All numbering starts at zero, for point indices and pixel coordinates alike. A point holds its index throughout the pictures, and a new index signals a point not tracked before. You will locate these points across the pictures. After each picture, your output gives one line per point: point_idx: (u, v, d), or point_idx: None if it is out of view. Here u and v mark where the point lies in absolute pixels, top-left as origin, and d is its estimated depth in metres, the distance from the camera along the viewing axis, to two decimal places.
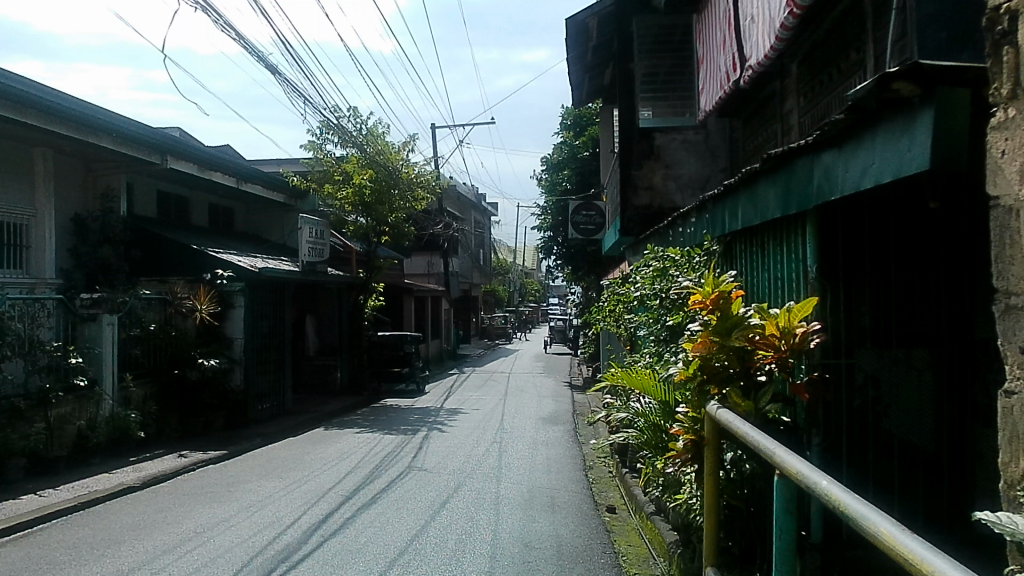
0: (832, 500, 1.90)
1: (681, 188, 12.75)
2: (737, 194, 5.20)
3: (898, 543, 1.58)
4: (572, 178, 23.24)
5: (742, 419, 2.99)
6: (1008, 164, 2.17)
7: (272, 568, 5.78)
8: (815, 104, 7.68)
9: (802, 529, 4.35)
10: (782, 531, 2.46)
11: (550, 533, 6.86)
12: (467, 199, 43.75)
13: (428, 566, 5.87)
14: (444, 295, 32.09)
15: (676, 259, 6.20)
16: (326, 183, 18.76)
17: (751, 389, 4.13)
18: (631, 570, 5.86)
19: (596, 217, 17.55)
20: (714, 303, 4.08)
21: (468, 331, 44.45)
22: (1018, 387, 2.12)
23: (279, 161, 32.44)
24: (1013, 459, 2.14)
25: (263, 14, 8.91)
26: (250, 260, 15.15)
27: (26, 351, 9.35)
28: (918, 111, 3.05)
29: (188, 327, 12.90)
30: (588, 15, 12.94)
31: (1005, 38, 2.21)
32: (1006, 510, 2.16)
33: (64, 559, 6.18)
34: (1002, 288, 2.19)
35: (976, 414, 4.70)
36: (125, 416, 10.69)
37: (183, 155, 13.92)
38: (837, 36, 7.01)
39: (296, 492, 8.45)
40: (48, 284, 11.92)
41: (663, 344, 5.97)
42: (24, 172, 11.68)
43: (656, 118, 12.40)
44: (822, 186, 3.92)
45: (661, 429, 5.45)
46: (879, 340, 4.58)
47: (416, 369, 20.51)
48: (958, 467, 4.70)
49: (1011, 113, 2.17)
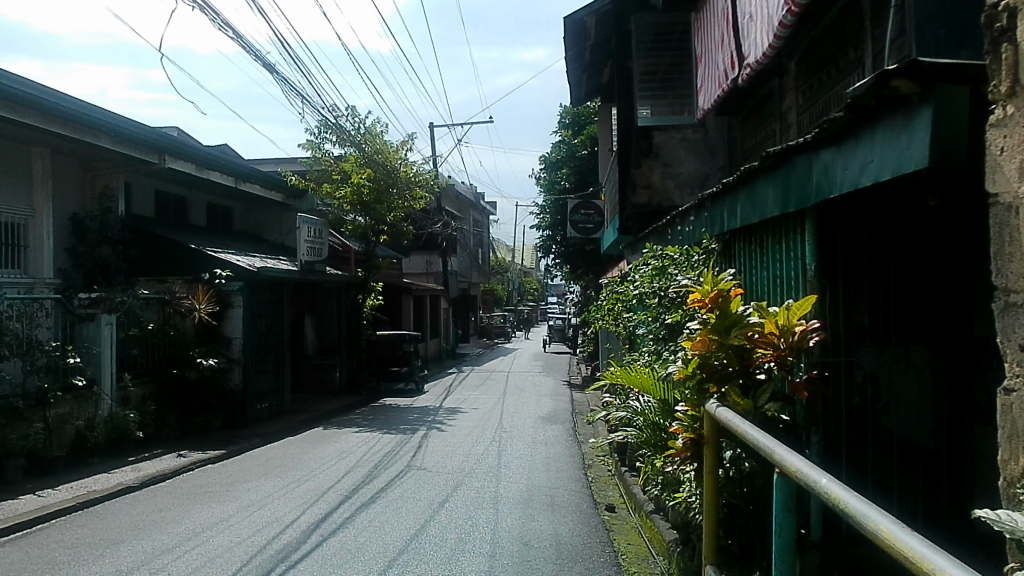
0: (832, 498, 1.90)
1: (679, 186, 12.74)
2: (736, 192, 5.20)
3: (898, 541, 1.58)
4: (571, 177, 23.24)
5: (741, 417, 2.99)
6: (1008, 161, 2.17)
7: (271, 568, 5.77)
8: (814, 102, 7.67)
9: (802, 527, 4.32)
10: (782, 528, 2.46)
11: (550, 532, 6.85)
12: (466, 198, 43.81)
13: (427, 565, 5.85)
14: (443, 295, 32.09)
15: (676, 258, 6.22)
16: (325, 182, 18.75)
17: (751, 387, 4.12)
18: (630, 569, 5.86)
19: (594, 216, 17.55)
20: (713, 301, 4.08)
21: (467, 331, 44.41)
22: (1018, 385, 2.12)
23: (277, 161, 32.43)
24: (1012, 458, 2.14)
25: (260, 12, 8.93)
26: (248, 259, 15.11)
27: (24, 350, 9.34)
28: (917, 109, 3.05)
29: (186, 327, 12.88)
30: (586, 14, 12.97)
31: (1004, 35, 2.20)
32: (1005, 507, 2.16)
33: (63, 559, 6.17)
34: (1001, 286, 2.18)
35: (975, 412, 4.73)
36: (124, 416, 10.67)
37: (181, 155, 13.90)
38: (836, 33, 7.01)
39: (295, 492, 8.45)
40: (47, 284, 11.91)
41: (662, 342, 5.97)
42: (22, 172, 11.67)
43: (654, 117, 12.44)
44: (820, 184, 3.92)
45: (660, 428, 5.43)
46: (878, 338, 4.57)
47: (415, 368, 20.50)
48: (958, 465, 4.70)
49: (1010, 111, 2.16)
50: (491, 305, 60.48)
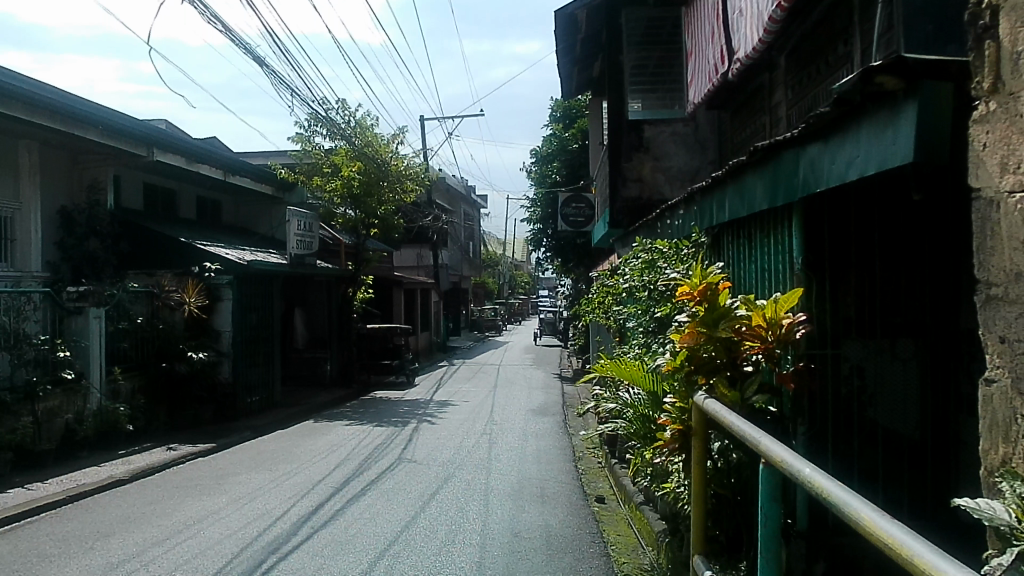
0: (815, 487, 1.94)
1: (670, 180, 12.78)
2: (725, 185, 5.22)
3: (878, 528, 1.62)
4: (561, 170, 23.33)
5: (729, 408, 3.02)
6: (990, 156, 2.21)
7: (254, 567, 5.62)
8: (802, 96, 7.72)
9: (789, 517, 4.34)
10: (768, 517, 2.48)
11: (540, 524, 6.90)
12: (457, 192, 44.08)
13: (416, 558, 5.87)
14: (434, 288, 32.18)
15: (665, 251, 6.23)
16: (315, 175, 18.58)
17: (738, 379, 4.16)
18: (619, 560, 5.91)
19: (585, 209, 17.63)
20: (702, 295, 4.13)
21: (458, 324, 44.58)
22: (998, 375, 2.16)
23: (268, 155, 32.28)
24: (992, 447, 2.18)
25: (248, 4, 8.96)
26: (237, 253, 15.07)
27: (11, 344, 9.35)
28: (902, 104, 3.08)
29: (176, 321, 12.83)
30: (577, 7, 12.93)
31: (987, 32, 2.23)
32: (984, 495, 2.20)
33: (54, 551, 6.17)
34: (982, 279, 2.22)
35: (959, 403, 4.81)
36: (113, 409, 10.62)
37: (170, 148, 13.85)
38: (826, 28, 7.02)
39: (285, 484, 8.47)
40: (34, 277, 11.87)
41: (652, 335, 6.02)
42: (9, 165, 11.59)
43: (646, 110, 12.55)
44: (808, 179, 3.95)
45: (649, 420, 5.50)
46: (864, 330, 4.64)
47: (406, 361, 20.69)
48: (942, 455, 4.77)
49: (992, 107, 2.20)
50: (481, 299, 60.94)
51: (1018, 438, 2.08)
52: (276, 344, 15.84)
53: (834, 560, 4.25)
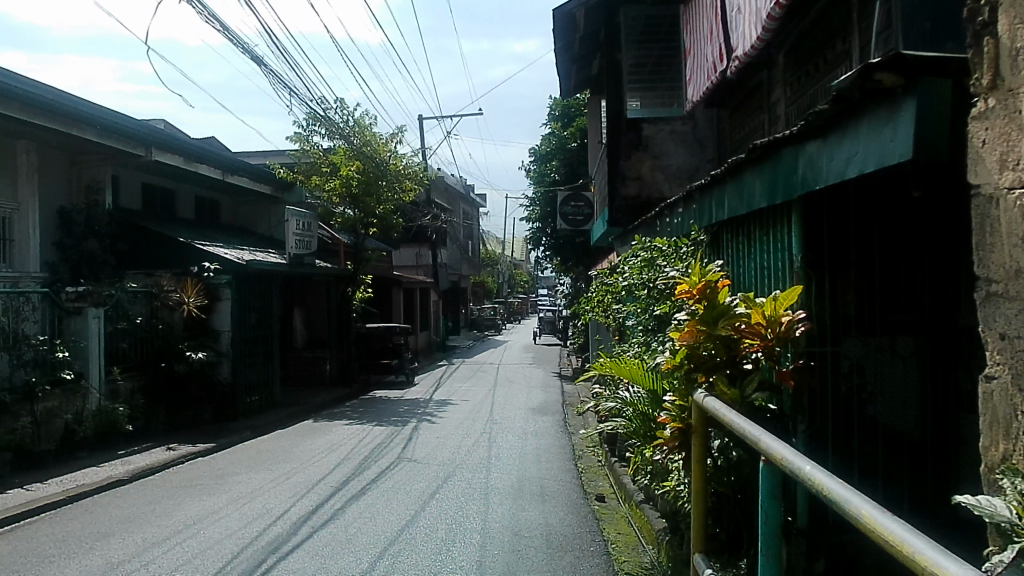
0: (815, 484, 1.94)
1: (669, 178, 12.78)
2: (723, 183, 5.22)
3: (878, 525, 1.62)
4: (560, 168, 23.32)
5: (728, 406, 3.01)
6: (989, 152, 2.20)
7: (254, 567, 5.62)
8: (801, 93, 7.72)
9: (789, 514, 4.25)
10: (768, 515, 2.47)
11: (540, 522, 6.91)
12: (456, 191, 44.06)
13: (417, 557, 5.87)
14: (433, 288, 32.14)
15: (664, 250, 6.21)
16: (314, 174, 18.60)
17: (738, 377, 4.15)
18: (619, 557, 5.91)
19: (584, 208, 17.60)
20: (701, 292, 4.12)
21: (457, 323, 44.55)
22: (998, 372, 2.16)
23: (267, 155, 32.26)
24: (992, 444, 2.18)
25: (246, 3, 8.96)
26: (237, 252, 15.07)
27: (10, 344, 9.35)
28: (901, 101, 3.07)
29: (175, 320, 12.82)
30: (575, 6, 12.93)
31: (985, 29, 2.23)
32: (985, 492, 2.19)
33: (54, 551, 6.18)
34: (982, 276, 2.22)
35: (959, 400, 4.79)
36: (112, 409, 10.61)
37: (168, 147, 13.84)
38: (824, 25, 7.02)
39: (285, 484, 8.47)
40: (32, 278, 11.86)
41: (651, 333, 6.01)
42: (7, 165, 11.59)
43: (644, 109, 12.38)
44: (806, 176, 3.95)
45: (649, 418, 5.49)
46: (864, 328, 4.65)
47: (405, 360, 20.72)
48: (941, 452, 4.78)
49: (991, 104, 2.20)
50: (480, 298, 60.88)
51: (1018, 435, 2.08)
52: (276, 343, 15.83)
53: (833, 556, 4.26)
